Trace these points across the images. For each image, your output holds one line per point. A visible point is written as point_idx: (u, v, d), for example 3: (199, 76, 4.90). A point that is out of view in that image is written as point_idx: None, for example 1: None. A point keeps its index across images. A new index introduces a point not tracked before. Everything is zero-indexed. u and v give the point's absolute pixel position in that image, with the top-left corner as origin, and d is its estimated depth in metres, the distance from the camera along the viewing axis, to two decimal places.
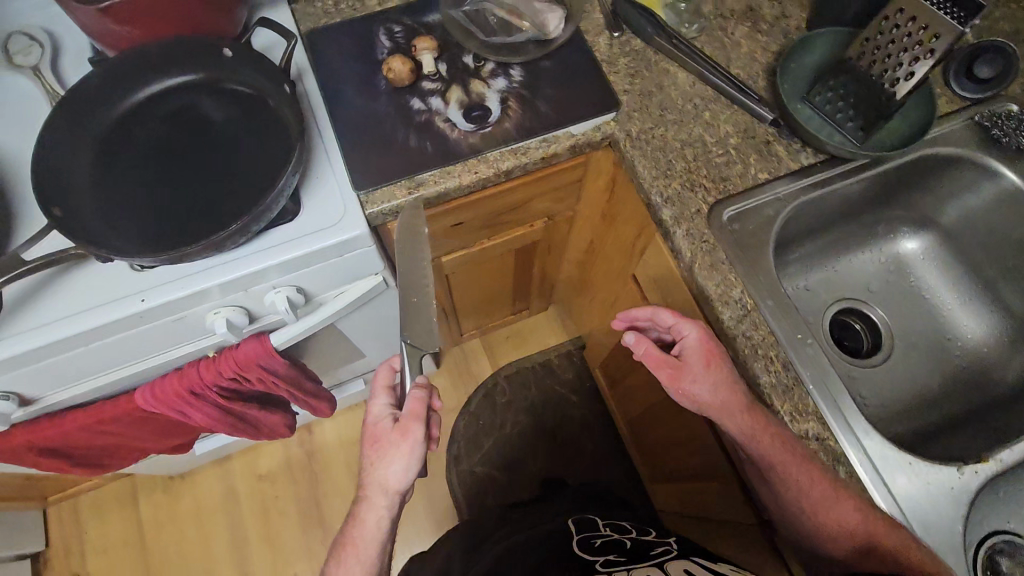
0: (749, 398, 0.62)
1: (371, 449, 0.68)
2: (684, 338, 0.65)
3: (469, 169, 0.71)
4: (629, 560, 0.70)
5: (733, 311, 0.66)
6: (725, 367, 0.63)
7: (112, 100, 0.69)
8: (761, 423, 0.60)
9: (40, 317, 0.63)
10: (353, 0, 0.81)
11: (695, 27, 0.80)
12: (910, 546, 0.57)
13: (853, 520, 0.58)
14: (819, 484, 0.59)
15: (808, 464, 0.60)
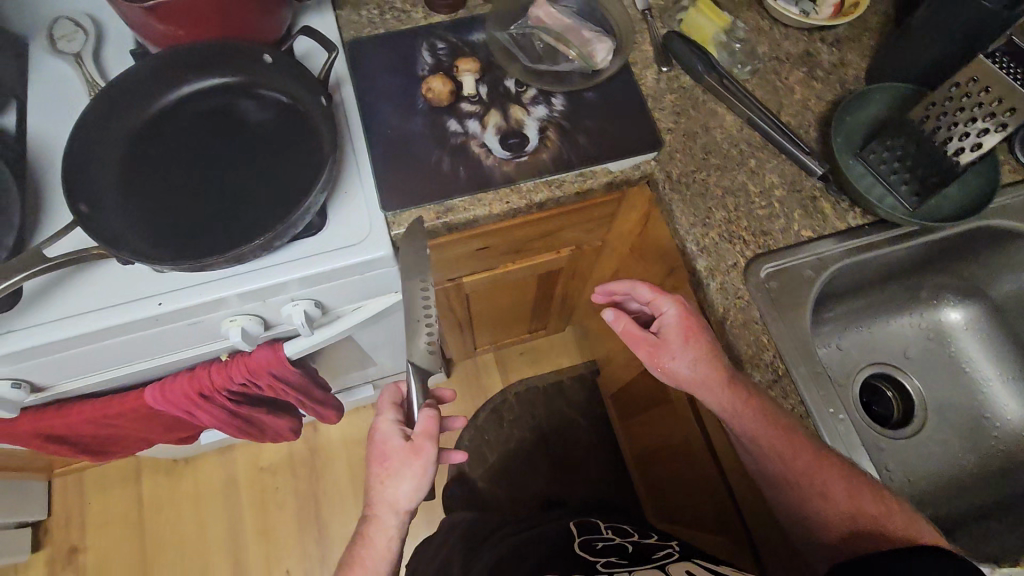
0: (729, 371, 0.61)
1: (376, 468, 0.64)
2: (663, 316, 0.63)
3: (501, 199, 0.69)
4: (630, 562, 0.70)
5: (761, 372, 0.63)
6: (704, 340, 0.62)
7: (149, 96, 0.68)
8: (741, 397, 0.59)
9: (58, 311, 0.63)
10: (398, 12, 0.79)
11: (748, 69, 0.76)
12: (893, 512, 0.58)
13: (840, 490, 0.58)
14: (801, 457, 0.58)
15: (791, 435, 0.58)
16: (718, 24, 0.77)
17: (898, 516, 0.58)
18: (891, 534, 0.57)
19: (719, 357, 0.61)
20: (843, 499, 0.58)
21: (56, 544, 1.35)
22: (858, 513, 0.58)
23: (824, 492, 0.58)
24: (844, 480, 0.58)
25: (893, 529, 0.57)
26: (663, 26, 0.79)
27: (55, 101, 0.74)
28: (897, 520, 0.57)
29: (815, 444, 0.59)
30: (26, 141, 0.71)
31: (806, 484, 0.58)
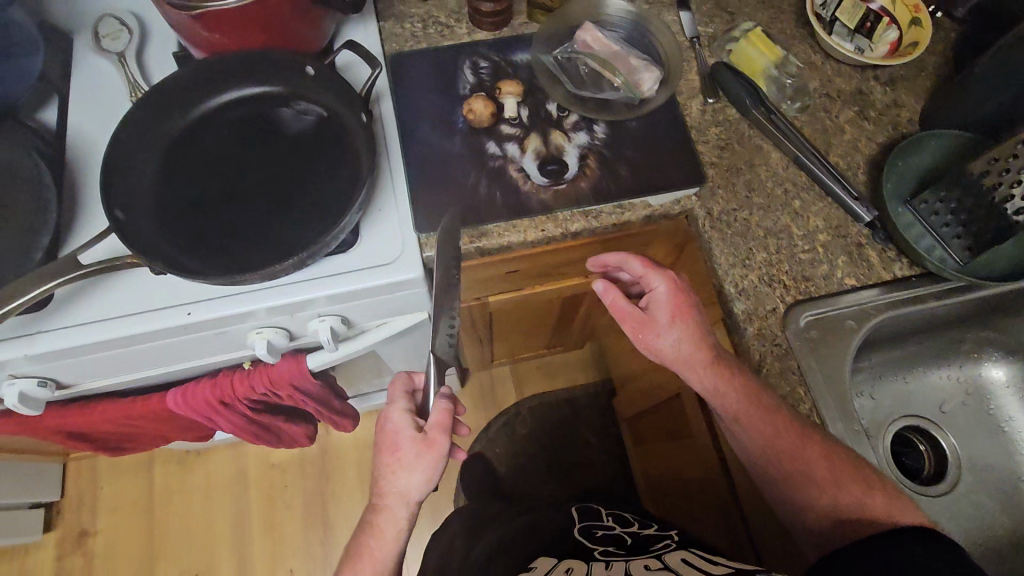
0: (714, 347, 0.63)
1: (389, 458, 0.68)
2: (654, 291, 0.65)
3: (537, 226, 0.67)
4: (628, 552, 0.66)
5: (792, 421, 0.61)
6: (691, 319, 0.64)
7: (189, 102, 0.68)
8: (724, 373, 0.62)
9: (88, 314, 0.63)
10: (442, 27, 0.78)
11: (798, 105, 0.74)
12: (874, 491, 0.60)
13: (823, 469, 0.60)
14: (783, 433, 0.60)
15: (773, 412, 0.61)
16: (770, 57, 0.74)
17: (880, 494, 0.60)
18: (874, 516, 0.59)
19: (706, 333, 0.64)
20: (825, 478, 0.60)
21: (66, 526, 1.36)
22: (842, 496, 0.60)
23: (805, 471, 0.60)
24: (827, 460, 0.60)
25: (874, 508, 0.59)
26: (711, 55, 0.77)
27: (96, 98, 0.74)
28: (878, 500, 0.59)
29: (812, 439, 0.61)
30: (66, 139, 0.72)
31: (788, 461, 0.60)
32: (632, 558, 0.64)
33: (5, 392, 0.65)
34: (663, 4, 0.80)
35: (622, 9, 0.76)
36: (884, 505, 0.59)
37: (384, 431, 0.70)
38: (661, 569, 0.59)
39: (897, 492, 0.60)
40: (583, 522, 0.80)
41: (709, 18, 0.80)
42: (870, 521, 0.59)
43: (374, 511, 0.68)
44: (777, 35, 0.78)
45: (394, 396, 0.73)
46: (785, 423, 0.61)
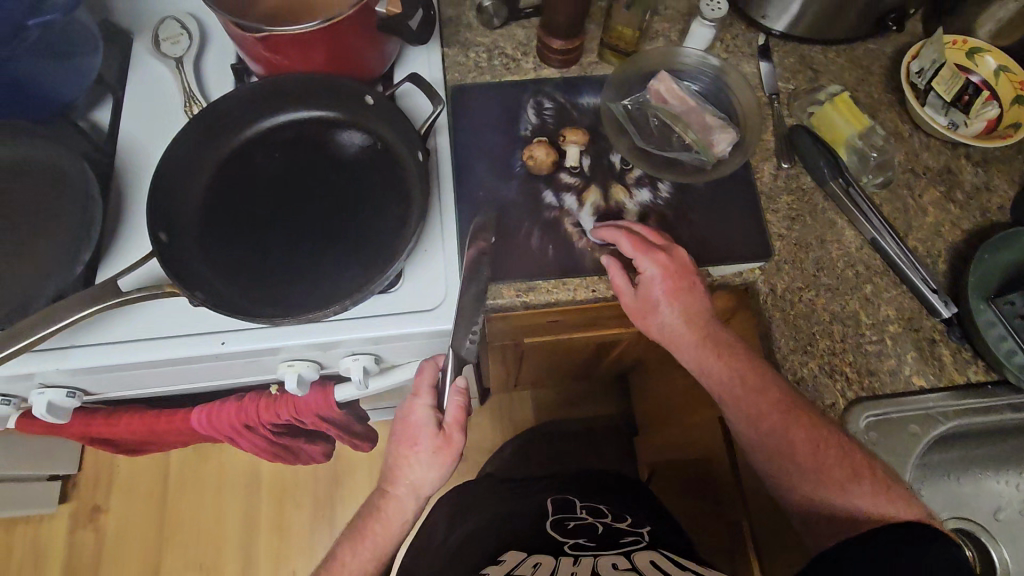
0: (707, 329, 0.61)
1: (405, 452, 0.64)
2: (645, 276, 0.60)
3: (588, 286, 0.64)
4: (598, 549, 0.68)
5: (797, 427, 0.57)
6: (683, 299, 0.61)
7: (243, 121, 0.67)
8: (712, 353, 0.60)
9: (121, 332, 0.61)
10: (507, 59, 0.75)
11: (880, 179, 0.69)
12: (858, 479, 0.56)
13: (806, 453, 0.57)
14: (768, 416, 0.58)
15: (757, 393, 0.59)
16: (856, 127, 0.69)
17: (867, 482, 0.56)
18: (865, 511, 0.56)
19: (699, 311, 0.61)
20: (808, 462, 0.57)
21: (81, 500, 1.38)
22: (824, 486, 0.57)
23: (788, 454, 0.58)
24: (811, 441, 0.57)
25: (855, 495, 0.56)
26: (790, 116, 0.73)
27: (151, 104, 0.72)
28: (861, 489, 0.56)
29: (813, 429, 0.57)
30: (117, 145, 0.70)
31: (771, 442, 0.58)
32: (601, 555, 0.66)
33: (34, 400, 0.65)
34: (743, 55, 0.76)
35: (699, 57, 0.71)
36: (869, 495, 0.56)
37: (401, 423, 0.66)
38: (626, 568, 0.62)
39: (888, 483, 0.57)
40: (557, 510, 0.80)
41: (791, 74, 0.75)
42: (856, 514, 0.56)
43: (382, 499, 0.66)
44: (862, 100, 0.74)
45: (414, 390, 0.66)
46: (776, 395, 0.58)
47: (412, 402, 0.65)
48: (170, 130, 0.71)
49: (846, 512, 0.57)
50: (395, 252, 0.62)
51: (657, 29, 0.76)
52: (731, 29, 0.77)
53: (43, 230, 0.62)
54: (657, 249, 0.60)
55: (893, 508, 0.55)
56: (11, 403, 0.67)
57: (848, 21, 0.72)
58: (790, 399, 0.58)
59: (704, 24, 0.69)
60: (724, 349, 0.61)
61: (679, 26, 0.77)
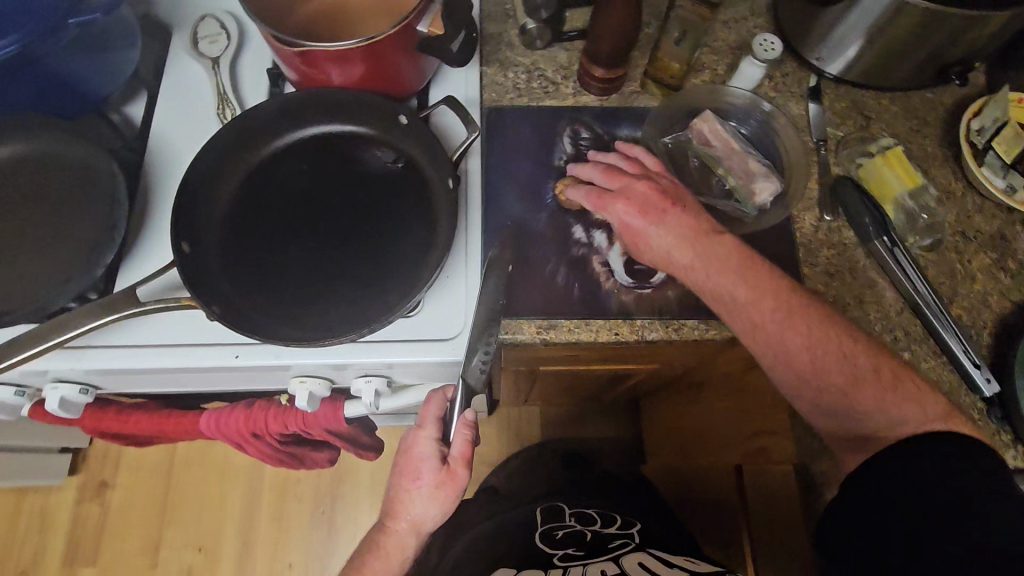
0: (699, 246, 0.57)
1: (407, 486, 0.63)
2: (619, 210, 0.59)
3: (611, 329, 0.62)
4: (587, 557, 0.67)
5: (801, 330, 0.55)
6: (661, 218, 0.58)
7: (276, 132, 0.66)
8: (705, 269, 0.57)
9: (138, 337, 0.61)
10: (547, 82, 0.73)
11: (928, 241, 0.65)
12: (859, 383, 0.55)
13: (804, 362, 0.55)
14: (764, 326, 0.56)
15: (750, 304, 0.56)
16: (907, 185, 0.67)
17: (870, 390, 0.54)
18: (870, 416, 0.54)
19: (687, 228, 0.58)
20: (806, 369, 0.55)
21: (88, 475, 1.33)
22: (826, 394, 0.55)
23: (787, 361, 0.55)
24: (807, 346, 0.55)
25: (859, 399, 0.54)
26: (836, 164, 0.69)
27: (183, 104, 0.72)
28: (866, 392, 0.54)
29: (819, 334, 0.55)
30: (147, 142, 0.70)
31: (770, 351, 0.56)
32: (589, 562, 0.65)
33: (47, 395, 0.64)
34: (792, 94, 0.73)
35: (749, 97, 0.68)
36: (872, 398, 0.54)
37: (405, 454, 0.65)
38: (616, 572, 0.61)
39: (894, 381, 0.55)
40: (547, 523, 0.80)
41: (841, 119, 0.72)
42: (864, 419, 0.54)
43: (383, 531, 0.66)
44: (915, 152, 0.70)
45: (419, 421, 0.65)
46: (773, 292, 0.56)
47: (416, 434, 0.64)
48: (200, 132, 0.70)
49: (855, 416, 0.55)
50: (416, 278, 0.61)
51: (704, 61, 0.74)
52: (781, 67, 0.74)
53: (70, 230, 0.62)
54: (612, 200, 0.60)
55: (903, 413, 0.53)
56: (24, 394, 0.66)
57: (908, 71, 0.68)
58: (786, 299, 0.56)
59: (756, 64, 0.66)
60: (716, 259, 0.57)
61: (727, 59, 0.74)
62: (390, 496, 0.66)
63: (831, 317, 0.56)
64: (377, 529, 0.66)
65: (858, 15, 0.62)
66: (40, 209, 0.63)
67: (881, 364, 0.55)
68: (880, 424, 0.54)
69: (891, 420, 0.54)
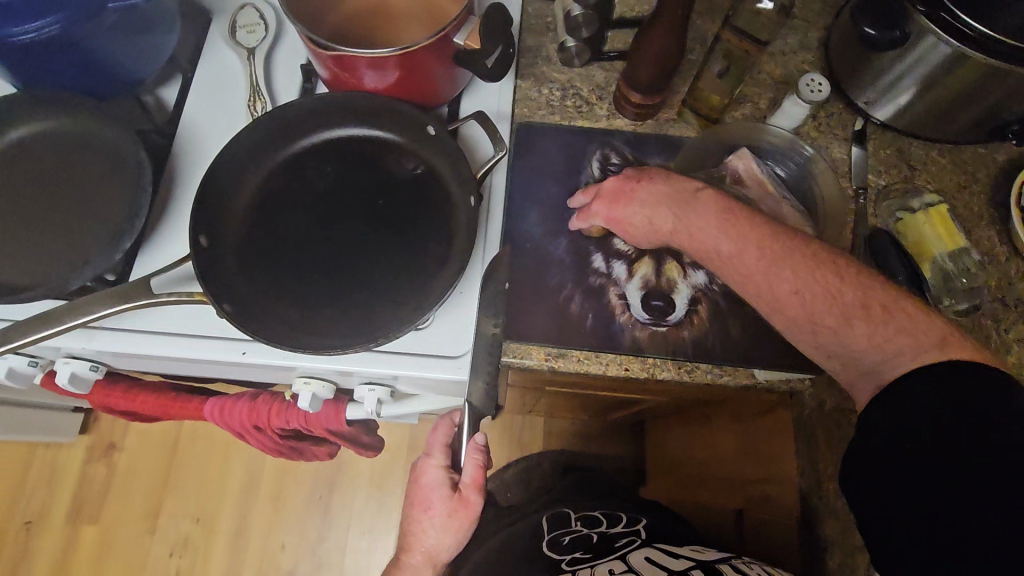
0: (676, 214, 0.57)
1: (419, 515, 0.63)
2: (601, 212, 0.61)
3: (622, 364, 0.60)
4: (595, 560, 0.65)
5: (785, 281, 0.52)
6: (636, 197, 0.59)
7: (304, 131, 0.66)
8: (687, 232, 0.57)
9: (149, 325, 0.61)
10: (581, 101, 0.71)
11: (965, 306, 0.62)
12: (852, 321, 0.50)
13: (796, 307, 0.52)
14: (750, 277, 0.53)
15: (732, 255, 0.54)
16: (947, 245, 0.64)
17: (864, 334, 0.50)
18: (867, 355, 0.50)
19: (661, 199, 0.58)
20: (801, 315, 0.52)
21: (99, 434, 1.30)
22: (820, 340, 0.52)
23: (780, 310, 0.53)
24: (795, 291, 0.52)
25: (855, 339, 0.50)
26: (874, 215, 0.67)
27: (215, 91, 0.72)
28: (862, 330, 0.50)
29: (809, 286, 0.51)
30: (177, 127, 0.70)
31: (763, 303, 0.54)
32: (597, 563, 0.63)
33: (58, 369, 0.65)
34: (835, 136, 0.70)
35: (788, 139, 0.65)
36: (866, 337, 0.50)
37: (415, 483, 0.65)
38: (624, 572, 0.59)
39: (885, 314, 0.50)
40: (552, 528, 0.76)
41: (884, 167, 0.69)
42: (862, 359, 0.51)
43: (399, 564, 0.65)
44: (959, 211, 0.67)
45: (428, 450, 0.66)
46: (756, 240, 0.53)
47: (424, 462, 0.64)
48: (229, 121, 0.70)
49: (855, 358, 0.51)
50: (427, 293, 0.60)
51: (746, 93, 0.72)
52: (827, 106, 0.71)
53: (94, 210, 0.63)
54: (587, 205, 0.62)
55: (899, 346, 0.49)
56: (38, 365, 0.67)
57: (959, 124, 0.65)
58: (768, 245, 0.53)
59: (800, 103, 0.64)
60: (691, 218, 0.56)
61: (771, 94, 0.72)
62: (405, 528, 0.65)
63: (822, 256, 0.52)
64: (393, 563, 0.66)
65: (910, 65, 0.60)
66: (65, 187, 0.64)
67: (871, 298, 0.51)
68: (883, 362, 0.50)
69: (887, 352, 0.50)
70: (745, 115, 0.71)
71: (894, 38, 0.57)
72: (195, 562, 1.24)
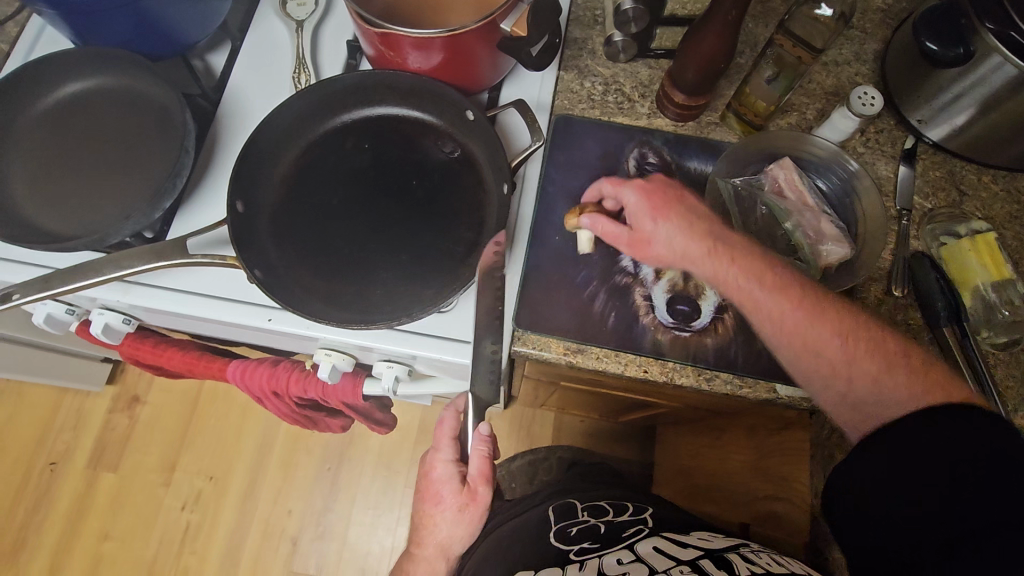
0: (721, 238, 0.55)
1: (429, 509, 0.64)
2: (633, 206, 0.57)
3: (641, 365, 0.60)
4: (602, 550, 0.64)
5: (830, 323, 0.52)
6: (678, 206, 0.57)
7: (345, 106, 0.67)
8: (733, 254, 0.54)
9: (180, 284, 0.63)
10: (623, 97, 0.71)
11: (1003, 340, 0.60)
12: (891, 368, 0.51)
13: (834, 349, 0.52)
14: (792, 316, 0.52)
15: (777, 291, 0.53)
16: (992, 276, 0.61)
17: (901, 382, 0.50)
18: (898, 404, 0.50)
19: (702, 218, 0.56)
20: (838, 358, 0.52)
21: (126, 385, 1.35)
22: (858, 380, 0.51)
23: (817, 352, 0.52)
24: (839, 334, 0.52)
25: (891, 387, 0.50)
26: (916, 238, 0.65)
27: (262, 61, 0.73)
28: (898, 378, 0.51)
29: (857, 333, 0.52)
30: (223, 94, 0.71)
31: (799, 343, 0.52)
32: (605, 551, 0.63)
33: (93, 319, 0.68)
34: (883, 153, 0.68)
35: (833, 151, 0.63)
36: (904, 386, 0.50)
37: (423, 478, 0.66)
38: (631, 562, 0.58)
39: (923, 368, 0.51)
40: (559, 518, 0.75)
41: (932, 189, 0.66)
42: (889, 407, 0.50)
43: (412, 557, 0.66)
44: (1006, 241, 0.65)
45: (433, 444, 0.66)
46: (801, 282, 0.54)
47: (432, 457, 0.65)
48: (273, 92, 0.71)
49: (885, 405, 0.50)
50: (453, 277, 0.60)
51: (793, 102, 0.70)
52: (877, 122, 0.69)
53: (139, 167, 0.65)
54: (625, 186, 0.58)
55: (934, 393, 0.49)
56: (74, 313, 0.70)
57: (1015, 151, 0.63)
58: (814, 288, 0.54)
59: (849, 116, 0.62)
60: (739, 246, 0.55)
61: (820, 104, 0.70)
62: (417, 520, 0.67)
63: (855, 309, 0.53)
64: (407, 554, 0.67)
65: (969, 85, 0.58)
66: (112, 144, 0.66)
67: (909, 351, 0.52)
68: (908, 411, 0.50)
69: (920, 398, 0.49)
70: (791, 124, 0.69)
71: (958, 55, 0.55)
72: (206, 517, 1.28)
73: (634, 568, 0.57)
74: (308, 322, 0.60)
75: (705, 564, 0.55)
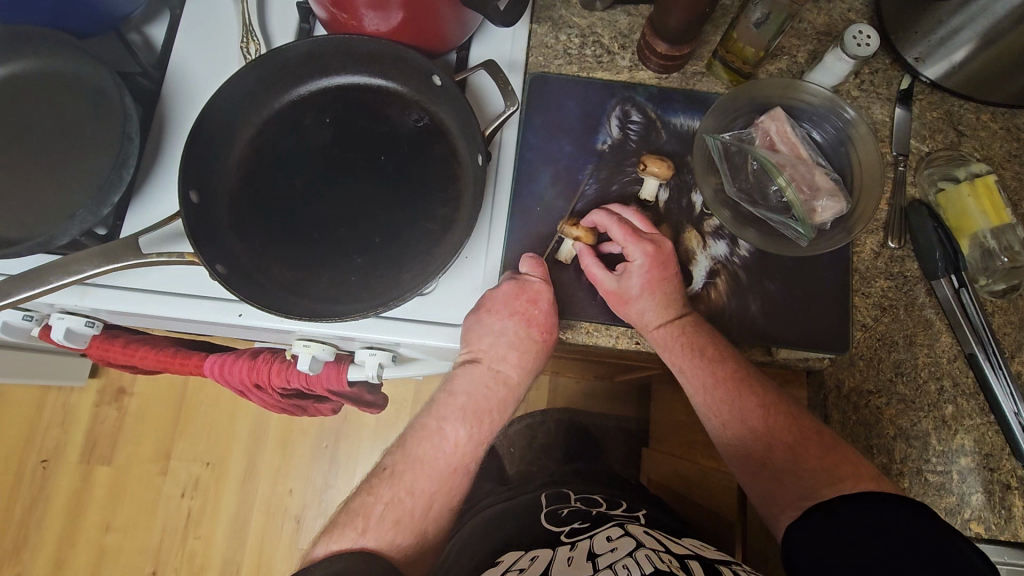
0: (681, 314, 0.56)
1: (537, 336, 0.57)
2: (629, 265, 0.55)
3: (632, 337, 0.58)
4: (592, 528, 0.66)
5: (751, 397, 0.56)
6: (667, 285, 0.56)
7: (300, 78, 0.62)
8: (697, 333, 0.56)
9: (138, 282, 0.59)
10: (602, 50, 0.66)
11: (1001, 287, 0.58)
12: (808, 446, 0.55)
13: (756, 418, 0.57)
14: (720, 386, 0.56)
15: (714, 363, 0.56)
16: (991, 222, 0.59)
17: (814, 456, 0.54)
18: (805, 481, 0.54)
19: (679, 302, 0.56)
20: (758, 427, 0.57)
21: (109, 378, 1.31)
22: (775, 452, 0.56)
23: (739, 420, 0.57)
24: (760, 407, 0.56)
25: (808, 462, 0.54)
26: (913, 184, 0.62)
27: (207, 31, 0.67)
28: (811, 449, 0.55)
29: (776, 405, 0.57)
30: (166, 71, 0.65)
31: (726, 414, 0.57)
32: (595, 533, 0.64)
33: (53, 324, 0.63)
34: (878, 96, 0.64)
35: (828, 98, 0.59)
36: (816, 460, 0.54)
37: (525, 306, 0.56)
38: (620, 537, 0.62)
39: (832, 444, 0.55)
40: (551, 504, 0.76)
41: (928, 132, 0.63)
42: (802, 484, 0.54)
43: (497, 380, 0.59)
44: (1006, 181, 0.62)
45: (531, 277, 0.57)
46: (737, 364, 0.57)
47: (542, 288, 0.57)
48: (221, 66, 0.66)
49: (796, 476, 0.55)
50: (432, 258, 0.57)
51: (783, 45, 0.65)
52: (872, 62, 0.65)
53: (82, 158, 0.59)
54: (642, 243, 0.55)
55: (842, 472, 0.52)
56: (33, 319, 0.65)
57: (1015, 87, 0.59)
58: (742, 365, 0.57)
59: (843, 58, 0.58)
60: (704, 325, 0.57)
61: (811, 46, 0.65)
62: (497, 344, 0.57)
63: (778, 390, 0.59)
64: (487, 377, 0.58)
65: (971, 17, 0.54)
66: (50, 133, 0.60)
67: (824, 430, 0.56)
68: (817, 491, 0.53)
69: (831, 476, 0.53)
70: (781, 70, 0.65)
71: None
72: (206, 503, 1.27)
73: (623, 542, 0.60)
74: (282, 318, 0.57)
75: (691, 563, 0.56)
